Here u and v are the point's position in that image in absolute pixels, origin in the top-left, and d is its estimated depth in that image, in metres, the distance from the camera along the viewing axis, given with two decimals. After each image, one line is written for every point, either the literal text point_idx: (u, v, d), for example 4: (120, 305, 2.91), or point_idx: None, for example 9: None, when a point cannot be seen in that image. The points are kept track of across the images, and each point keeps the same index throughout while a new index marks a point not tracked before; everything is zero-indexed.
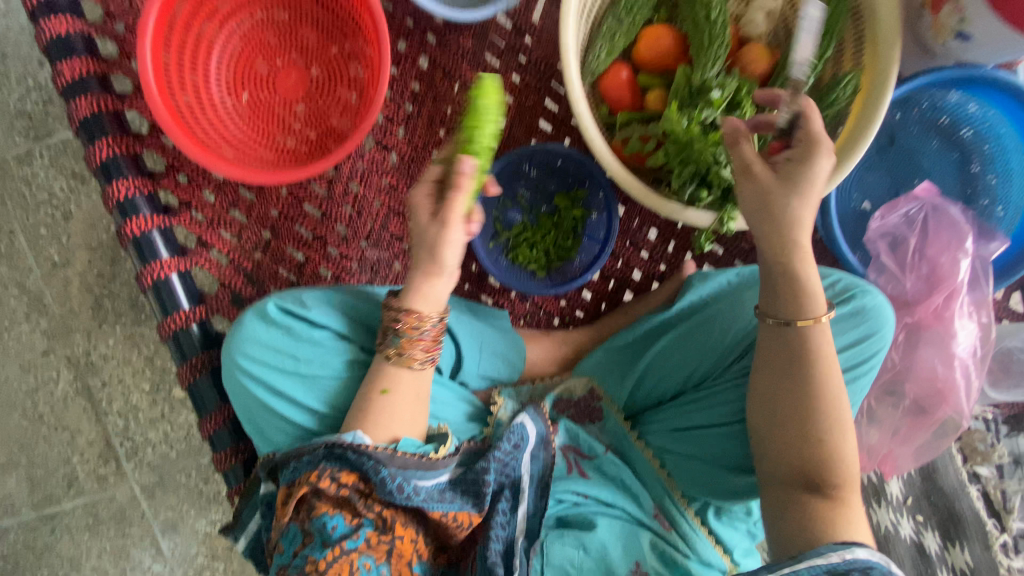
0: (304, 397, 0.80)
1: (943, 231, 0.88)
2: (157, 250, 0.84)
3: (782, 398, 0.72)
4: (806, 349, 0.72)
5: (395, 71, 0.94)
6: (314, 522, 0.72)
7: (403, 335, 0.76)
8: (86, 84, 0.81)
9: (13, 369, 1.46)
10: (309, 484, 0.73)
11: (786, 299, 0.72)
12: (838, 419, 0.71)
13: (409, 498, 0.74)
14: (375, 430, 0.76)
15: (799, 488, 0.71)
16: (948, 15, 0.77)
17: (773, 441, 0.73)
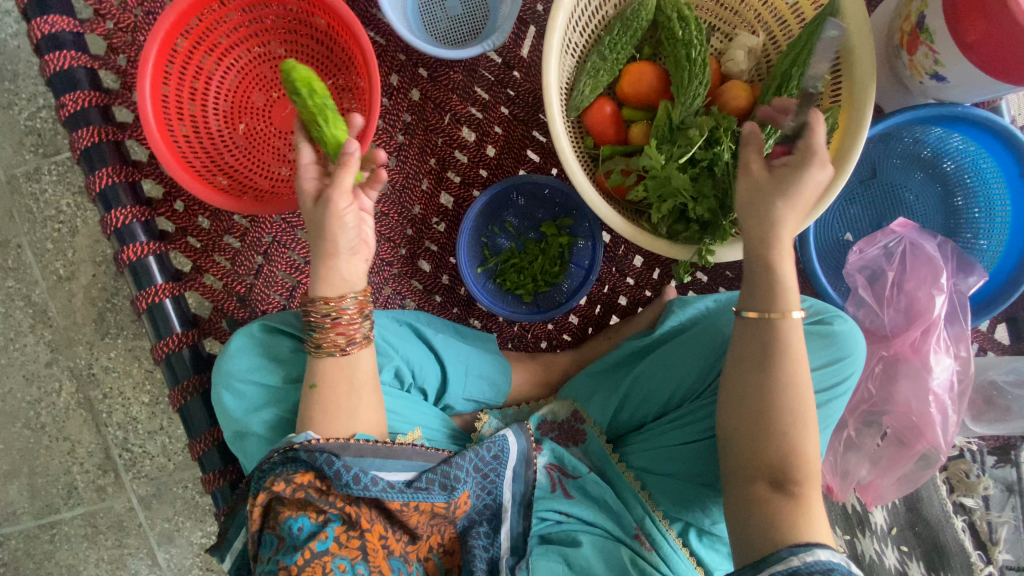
0: (288, 408, 0.84)
1: (920, 266, 0.89)
2: (152, 275, 0.87)
3: (749, 394, 0.74)
4: (773, 343, 0.73)
5: (388, 103, 0.97)
6: (282, 526, 0.74)
7: (319, 326, 0.78)
8: (88, 116, 0.84)
9: (17, 380, 1.48)
10: (267, 490, 0.75)
11: (759, 295, 0.74)
12: (802, 416, 0.72)
13: (365, 488, 0.74)
14: (328, 428, 0.78)
15: (763, 483, 0.72)
16: (924, 56, 0.78)
17: (739, 435, 0.75)
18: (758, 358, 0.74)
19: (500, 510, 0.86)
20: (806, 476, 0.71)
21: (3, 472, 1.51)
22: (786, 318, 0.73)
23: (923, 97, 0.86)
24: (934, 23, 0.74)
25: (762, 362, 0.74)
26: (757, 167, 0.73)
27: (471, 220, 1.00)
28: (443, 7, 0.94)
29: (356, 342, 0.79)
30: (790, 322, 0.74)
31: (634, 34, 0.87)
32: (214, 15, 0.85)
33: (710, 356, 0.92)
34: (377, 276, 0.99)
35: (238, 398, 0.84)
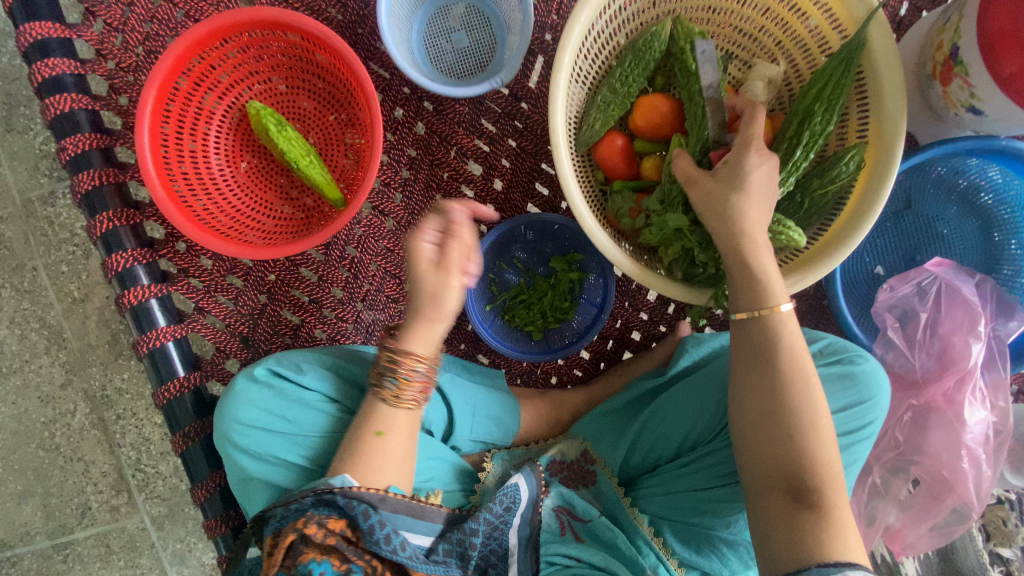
0: (291, 459, 0.80)
1: (957, 309, 0.83)
2: (154, 319, 0.86)
3: (752, 397, 0.70)
4: (771, 342, 0.70)
5: (392, 137, 0.94)
6: (298, 570, 0.68)
7: (400, 377, 0.75)
8: (89, 158, 0.83)
9: (32, 402, 1.48)
10: (296, 530, 0.69)
11: (746, 297, 0.71)
12: (813, 418, 0.68)
13: (395, 550, 0.70)
14: (364, 476, 0.74)
15: (779, 493, 0.67)
16: (959, 89, 0.71)
17: (747, 440, 0.71)
18: (757, 358, 0.70)
19: (506, 556, 0.82)
20: (825, 480, 0.66)
21: (18, 493, 1.52)
22: (777, 313, 0.70)
23: (959, 129, 0.80)
24: (967, 55, 0.68)
25: (762, 362, 0.70)
26: (700, 176, 0.73)
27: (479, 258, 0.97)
28: (449, 39, 0.91)
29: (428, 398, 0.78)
30: (780, 318, 0.70)
31: (646, 66, 0.84)
32: (216, 53, 0.82)
33: (722, 381, 0.87)
34: (382, 314, 0.97)
35: (247, 444, 0.80)
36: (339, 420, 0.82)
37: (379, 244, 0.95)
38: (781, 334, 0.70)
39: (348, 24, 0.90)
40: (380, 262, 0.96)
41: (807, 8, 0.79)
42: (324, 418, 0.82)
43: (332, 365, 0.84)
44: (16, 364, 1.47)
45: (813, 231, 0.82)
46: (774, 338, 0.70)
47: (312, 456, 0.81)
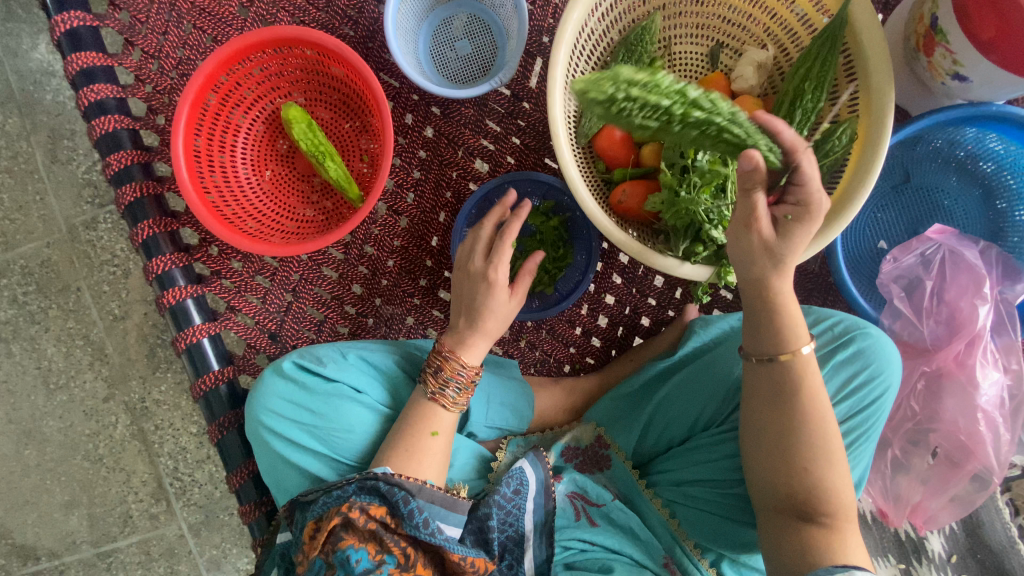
0: (321, 449, 0.83)
1: (960, 275, 0.84)
2: (191, 317, 0.93)
3: (768, 429, 0.74)
4: (788, 380, 0.73)
5: (403, 141, 1.00)
6: (337, 554, 0.71)
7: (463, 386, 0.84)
8: (131, 172, 0.92)
9: (77, 415, 1.57)
10: (340, 513, 0.74)
11: (760, 334, 0.74)
12: (826, 447, 0.72)
13: (433, 534, 0.74)
14: (406, 465, 0.79)
15: (791, 519, 0.72)
16: (942, 57, 0.73)
17: (762, 469, 0.75)
18: (776, 397, 0.73)
19: (522, 540, 0.84)
20: (836, 505, 0.71)
21: (64, 503, 1.60)
22: (797, 355, 0.72)
23: (950, 98, 0.81)
24: (947, 23, 0.69)
25: (780, 400, 0.73)
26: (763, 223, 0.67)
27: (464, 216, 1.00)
28: (453, 48, 0.98)
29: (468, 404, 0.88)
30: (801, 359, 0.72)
31: (639, 59, 0.88)
32: (242, 71, 0.90)
33: (733, 367, 0.88)
34: (399, 308, 1.02)
35: (273, 434, 0.83)
36: (366, 412, 0.84)
37: (394, 242, 1.01)
38: (800, 373, 0.73)
39: (359, 39, 0.97)
40: (397, 258, 1.01)
41: None
42: (344, 409, 0.83)
43: (353, 358, 0.86)
44: (62, 379, 1.57)
45: None
46: (789, 378, 0.72)
47: (335, 446, 0.83)
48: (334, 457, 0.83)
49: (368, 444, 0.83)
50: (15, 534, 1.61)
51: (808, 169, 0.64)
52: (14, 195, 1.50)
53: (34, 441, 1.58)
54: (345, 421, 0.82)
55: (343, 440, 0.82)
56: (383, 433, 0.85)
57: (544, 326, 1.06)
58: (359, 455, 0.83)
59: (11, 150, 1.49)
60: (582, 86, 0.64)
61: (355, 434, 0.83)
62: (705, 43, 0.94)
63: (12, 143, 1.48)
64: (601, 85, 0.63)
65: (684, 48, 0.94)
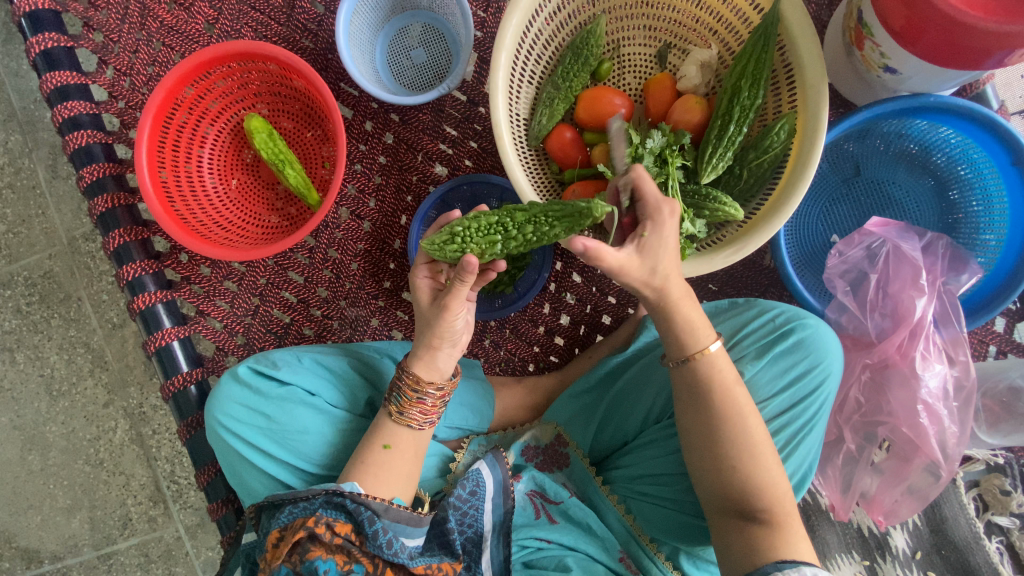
0: (278, 451, 0.84)
1: (902, 267, 0.86)
2: (161, 321, 0.97)
3: (692, 431, 0.75)
4: (700, 381, 0.74)
5: (364, 147, 1.03)
6: (305, 565, 0.72)
7: (404, 396, 0.83)
8: (104, 184, 0.97)
9: (79, 421, 1.63)
10: (305, 527, 0.74)
11: (670, 340, 0.75)
12: (748, 444, 0.72)
13: (396, 554, 0.75)
14: (370, 482, 0.80)
15: (731, 518, 0.72)
16: (871, 49, 0.74)
17: (697, 471, 0.75)
18: (691, 399, 0.74)
19: (480, 541, 0.84)
20: (771, 501, 0.71)
21: (67, 507, 1.65)
22: (706, 353, 0.74)
23: (892, 91, 0.82)
24: (869, 19, 0.71)
25: (697, 403, 0.74)
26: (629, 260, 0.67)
27: (421, 221, 1.02)
28: (409, 56, 1.01)
29: (431, 421, 0.85)
30: (709, 358, 0.74)
31: (585, 62, 0.90)
32: (204, 84, 0.94)
33: None
34: (364, 310, 1.05)
35: (229, 440, 0.84)
36: (320, 414, 0.85)
37: (357, 246, 1.04)
38: (712, 374, 0.74)
39: (319, 50, 1.01)
40: (361, 261, 1.04)
41: None
42: (297, 412, 0.84)
43: (308, 362, 0.87)
44: (64, 386, 1.62)
45: (755, 202, 0.85)
46: (701, 381, 0.74)
47: (291, 447, 0.84)
48: (291, 458, 0.84)
49: (322, 444, 0.85)
50: (20, 537, 1.67)
51: (642, 185, 0.69)
52: (16, 210, 1.57)
53: (38, 447, 1.64)
54: (298, 423, 0.83)
55: (299, 442, 0.84)
56: (337, 432, 0.86)
57: (507, 326, 1.08)
58: (313, 456, 0.84)
59: (15, 166, 1.56)
60: (428, 245, 0.74)
61: (310, 436, 0.84)
62: (654, 44, 0.95)
63: (14, 159, 1.55)
64: (446, 235, 0.74)
65: (633, 49, 0.96)
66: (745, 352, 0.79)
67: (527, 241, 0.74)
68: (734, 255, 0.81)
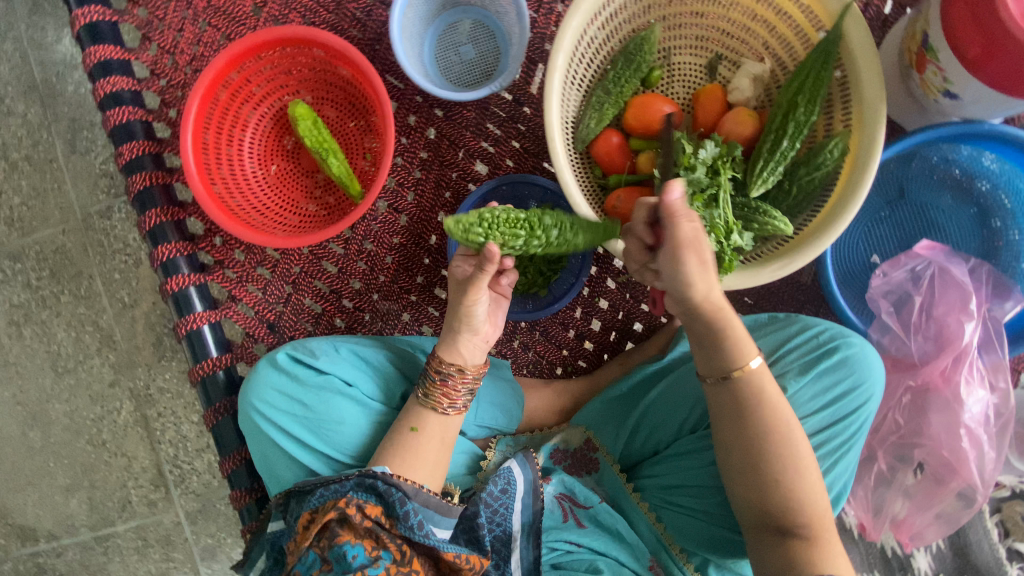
0: (312, 441, 0.83)
1: (949, 291, 0.87)
2: (193, 304, 0.96)
3: (733, 445, 0.74)
4: (743, 395, 0.73)
5: (405, 141, 1.02)
6: (334, 550, 0.71)
7: (429, 379, 0.83)
8: (142, 162, 0.95)
9: (83, 399, 1.59)
10: (336, 508, 0.73)
11: (716, 353, 0.73)
12: (791, 459, 0.72)
13: (427, 536, 0.73)
14: (397, 465, 0.79)
15: (770, 533, 0.73)
16: (933, 74, 0.74)
17: (735, 486, 0.75)
18: (731, 414, 0.74)
19: (509, 541, 0.83)
20: (812, 516, 0.72)
21: (66, 486, 1.62)
22: (747, 370, 0.73)
23: (945, 116, 0.83)
24: (936, 41, 0.70)
25: (739, 417, 0.73)
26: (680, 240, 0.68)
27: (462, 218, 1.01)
28: (458, 52, 1.00)
29: (457, 406, 0.84)
30: (752, 373, 0.73)
31: (637, 68, 0.90)
32: (252, 68, 0.94)
33: None
34: (396, 304, 1.04)
35: (263, 427, 0.83)
36: (356, 407, 0.84)
37: (394, 240, 1.03)
38: (752, 390, 0.73)
39: (367, 41, 1.00)
40: (395, 255, 1.03)
41: (789, 9, 0.85)
42: (334, 402, 0.83)
43: (345, 352, 0.87)
44: (71, 364, 1.59)
45: (802, 218, 0.86)
46: (742, 398, 0.73)
47: (326, 438, 0.83)
48: (325, 449, 0.83)
49: (357, 437, 0.84)
50: (17, 513, 1.64)
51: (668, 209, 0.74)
52: (33, 182, 1.54)
53: (40, 423, 1.61)
54: (335, 413, 0.83)
55: (334, 433, 0.83)
56: (372, 426, 0.85)
57: (538, 328, 1.07)
58: (347, 448, 0.84)
59: (34, 139, 1.53)
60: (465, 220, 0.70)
61: (345, 427, 0.83)
62: (704, 55, 0.95)
63: (33, 132, 1.53)
64: (474, 218, 0.71)
65: (683, 59, 0.96)
66: (788, 367, 0.79)
67: (550, 244, 0.75)
68: (781, 270, 0.80)
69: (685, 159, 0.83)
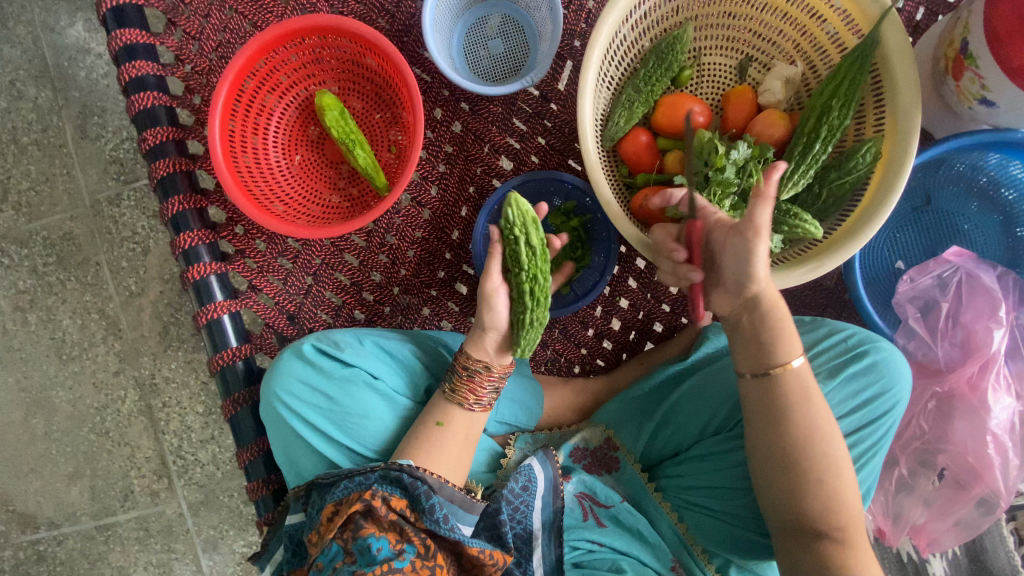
0: (336, 433, 0.82)
1: (977, 297, 0.90)
2: (213, 293, 0.95)
3: (769, 448, 0.74)
4: (779, 397, 0.73)
5: (431, 135, 1.02)
6: (358, 542, 0.70)
7: (455, 373, 0.83)
8: (165, 148, 0.94)
9: (87, 387, 1.57)
10: (362, 500, 0.73)
11: (757, 350, 0.74)
12: (827, 463, 0.72)
13: (453, 530, 0.73)
14: (422, 458, 0.79)
15: (800, 535, 0.73)
16: (970, 81, 0.78)
17: (768, 488, 0.75)
18: (769, 416, 0.74)
19: (530, 539, 0.82)
20: (842, 519, 0.72)
21: (67, 474, 1.60)
22: (788, 369, 0.73)
23: (976, 123, 0.85)
24: (976, 49, 0.75)
25: (775, 419, 0.73)
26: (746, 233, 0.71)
27: (487, 214, 0.99)
28: (486, 47, 1.00)
29: (482, 403, 0.83)
30: (792, 372, 0.73)
31: (669, 67, 0.89)
32: (280, 56, 0.93)
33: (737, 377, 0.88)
34: (416, 298, 1.03)
35: (287, 418, 0.82)
36: (380, 400, 0.84)
37: (416, 234, 1.02)
38: (788, 392, 0.73)
39: (395, 32, 0.99)
40: (417, 249, 1.02)
41: (824, 13, 0.85)
42: (360, 395, 0.83)
43: (370, 344, 0.86)
44: (75, 351, 1.57)
45: (830, 222, 0.86)
46: (774, 401, 0.73)
47: (350, 430, 0.83)
48: (348, 442, 0.83)
49: (381, 430, 0.84)
50: (17, 501, 1.61)
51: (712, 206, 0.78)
52: (41, 167, 1.52)
53: (42, 411, 1.59)
54: (361, 406, 0.82)
55: (358, 426, 0.82)
56: (395, 419, 0.85)
57: (557, 326, 1.06)
58: (371, 441, 0.83)
59: (43, 124, 1.51)
60: (517, 213, 0.71)
61: (370, 421, 0.83)
62: (734, 56, 0.95)
63: (42, 117, 1.50)
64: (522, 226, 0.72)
65: (713, 59, 0.96)
66: (817, 370, 0.79)
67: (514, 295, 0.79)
68: (810, 273, 0.80)
69: (715, 161, 0.83)
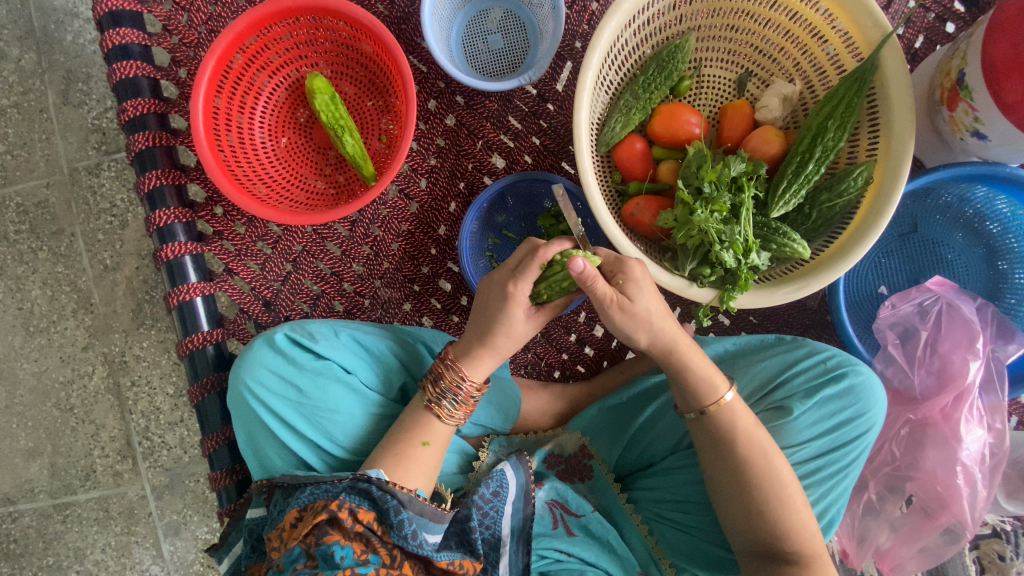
0: (304, 427, 0.80)
1: (956, 328, 0.91)
2: (187, 274, 0.92)
3: (719, 478, 0.76)
4: (722, 429, 0.75)
5: (423, 126, 0.99)
6: (321, 548, 0.68)
7: (459, 399, 0.80)
8: (145, 121, 0.91)
9: (53, 361, 1.52)
10: (327, 509, 0.70)
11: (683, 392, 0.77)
12: (778, 490, 0.73)
13: (421, 546, 0.71)
14: (399, 473, 0.77)
15: (763, 560, 0.74)
16: (964, 113, 0.79)
17: (724, 514, 0.76)
18: (715, 445, 0.75)
19: (498, 544, 0.81)
20: (802, 543, 0.73)
21: (27, 450, 1.54)
22: (722, 404, 0.75)
23: (966, 154, 0.86)
24: (973, 81, 0.75)
25: (721, 449, 0.75)
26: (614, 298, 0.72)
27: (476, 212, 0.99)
28: (485, 41, 0.98)
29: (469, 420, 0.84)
30: (727, 408, 0.75)
31: (669, 75, 0.88)
32: (272, 34, 0.90)
33: None
34: (398, 292, 1.01)
35: (254, 408, 0.80)
36: (352, 395, 0.82)
37: (401, 226, 1.00)
38: (731, 422, 0.75)
39: (394, 19, 0.96)
40: (402, 242, 1.00)
41: (826, 32, 0.85)
42: (331, 389, 0.80)
43: (346, 337, 0.84)
44: (43, 323, 1.51)
45: (818, 243, 0.85)
46: (728, 428, 0.75)
47: (318, 425, 0.80)
48: (316, 436, 0.80)
49: (350, 425, 0.82)
50: None
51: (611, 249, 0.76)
52: (18, 130, 1.46)
53: (5, 382, 1.53)
54: (331, 401, 0.80)
55: (327, 421, 0.80)
56: (366, 416, 0.83)
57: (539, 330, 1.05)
58: (340, 437, 0.81)
59: (23, 86, 1.45)
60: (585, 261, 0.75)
61: (340, 416, 0.81)
62: (734, 70, 0.95)
63: (24, 79, 1.45)
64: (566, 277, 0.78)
65: (714, 71, 0.95)
66: (795, 390, 0.80)
67: None
68: (797, 292, 0.80)
69: (706, 177, 0.81)
